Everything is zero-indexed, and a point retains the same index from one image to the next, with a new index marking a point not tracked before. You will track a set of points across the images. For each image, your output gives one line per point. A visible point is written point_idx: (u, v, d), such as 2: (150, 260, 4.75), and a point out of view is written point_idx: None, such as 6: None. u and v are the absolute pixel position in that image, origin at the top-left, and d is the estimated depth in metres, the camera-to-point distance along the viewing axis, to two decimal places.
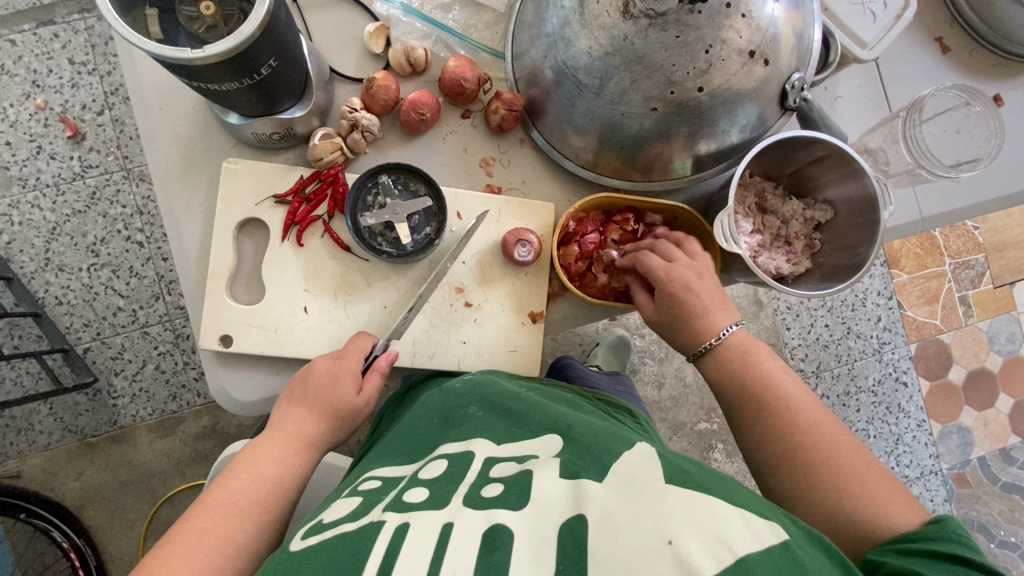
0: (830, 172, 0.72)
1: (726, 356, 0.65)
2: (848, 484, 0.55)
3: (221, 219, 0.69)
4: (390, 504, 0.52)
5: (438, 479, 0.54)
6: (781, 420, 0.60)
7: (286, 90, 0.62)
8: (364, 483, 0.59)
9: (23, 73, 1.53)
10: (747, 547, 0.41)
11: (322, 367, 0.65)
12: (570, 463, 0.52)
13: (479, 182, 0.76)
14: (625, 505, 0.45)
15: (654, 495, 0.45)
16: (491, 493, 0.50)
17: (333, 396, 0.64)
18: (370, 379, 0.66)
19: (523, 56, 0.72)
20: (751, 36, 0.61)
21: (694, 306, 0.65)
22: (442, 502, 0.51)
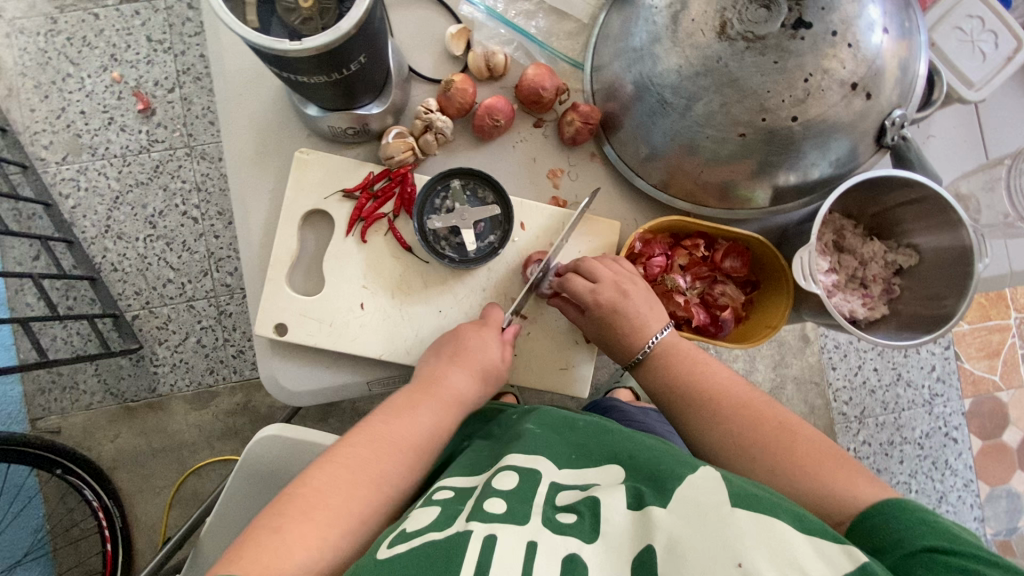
0: (921, 217, 0.68)
1: (662, 364, 0.65)
2: (795, 468, 0.56)
3: (289, 208, 0.69)
4: (471, 513, 0.50)
5: (513, 492, 0.52)
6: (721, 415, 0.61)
7: (368, 86, 0.62)
8: (436, 493, 0.56)
9: (103, 46, 1.60)
10: (818, 572, 0.43)
11: (449, 365, 0.64)
12: (635, 492, 0.50)
13: (545, 193, 0.75)
14: (691, 534, 0.45)
15: (719, 518, 0.46)
16: (567, 519, 0.49)
17: (445, 387, 0.64)
18: (478, 382, 0.65)
19: (604, 68, 0.70)
20: (855, 68, 0.58)
21: (626, 324, 0.65)
22: (524, 517, 0.49)
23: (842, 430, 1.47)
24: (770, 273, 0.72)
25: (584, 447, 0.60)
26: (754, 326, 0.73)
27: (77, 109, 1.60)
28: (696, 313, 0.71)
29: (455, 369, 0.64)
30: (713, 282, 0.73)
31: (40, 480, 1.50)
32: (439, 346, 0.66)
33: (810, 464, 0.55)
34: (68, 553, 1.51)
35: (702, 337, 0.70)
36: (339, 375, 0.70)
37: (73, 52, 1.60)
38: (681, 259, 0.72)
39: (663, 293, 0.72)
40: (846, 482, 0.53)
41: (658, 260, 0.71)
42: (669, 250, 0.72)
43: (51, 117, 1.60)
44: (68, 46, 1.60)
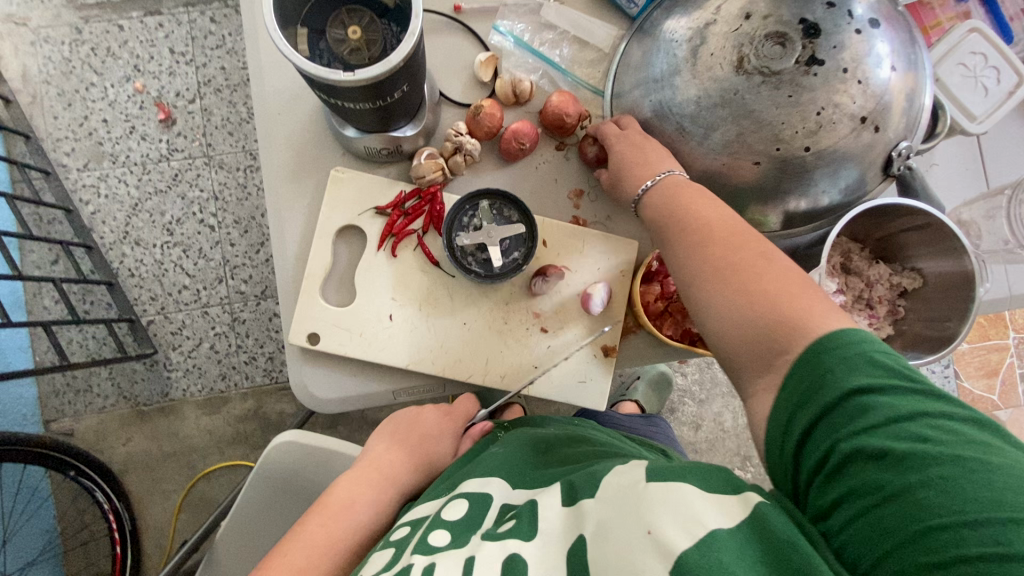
0: (924, 243, 0.72)
1: (660, 198, 0.64)
2: (779, 298, 0.50)
3: (323, 223, 0.72)
4: (415, 548, 0.54)
5: (457, 523, 0.56)
6: (704, 243, 0.57)
7: (404, 111, 0.65)
8: (395, 532, 0.61)
9: (127, 57, 1.64)
10: (716, 522, 0.42)
11: (396, 451, 0.74)
12: (566, 488, 0.54)
13: (566, 213, 0.78)
14: (614, 519, 0.47)
15: (637, 494, 0.47)
16: (505, 528, 0.52)
17: (385, 472, 0.71)
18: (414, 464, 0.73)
19: (625, 96, 0.74)
20: (864, 102, 0.61)
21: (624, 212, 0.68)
22: (462, 542, 0.53)
23: None
24: None
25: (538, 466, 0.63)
26: None
27: (100, 118, 1.64)
28: None
29: (399, 454, 0.73)
30: None
31: (53, 482, 1.52)
32: (392, 430, 0.77)
33: (796, 300, 0.49)
34: (78, 556, 1.52)
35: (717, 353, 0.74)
36: (368, 384, 0.73)
37: (98, 63, 1.64)
38: None
39: (679, 310, 0.76)
40: (829, 318, 0.47)
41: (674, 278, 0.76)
42: None
43: (74, 125, 1.64)
44: (93, 56, 1.64)
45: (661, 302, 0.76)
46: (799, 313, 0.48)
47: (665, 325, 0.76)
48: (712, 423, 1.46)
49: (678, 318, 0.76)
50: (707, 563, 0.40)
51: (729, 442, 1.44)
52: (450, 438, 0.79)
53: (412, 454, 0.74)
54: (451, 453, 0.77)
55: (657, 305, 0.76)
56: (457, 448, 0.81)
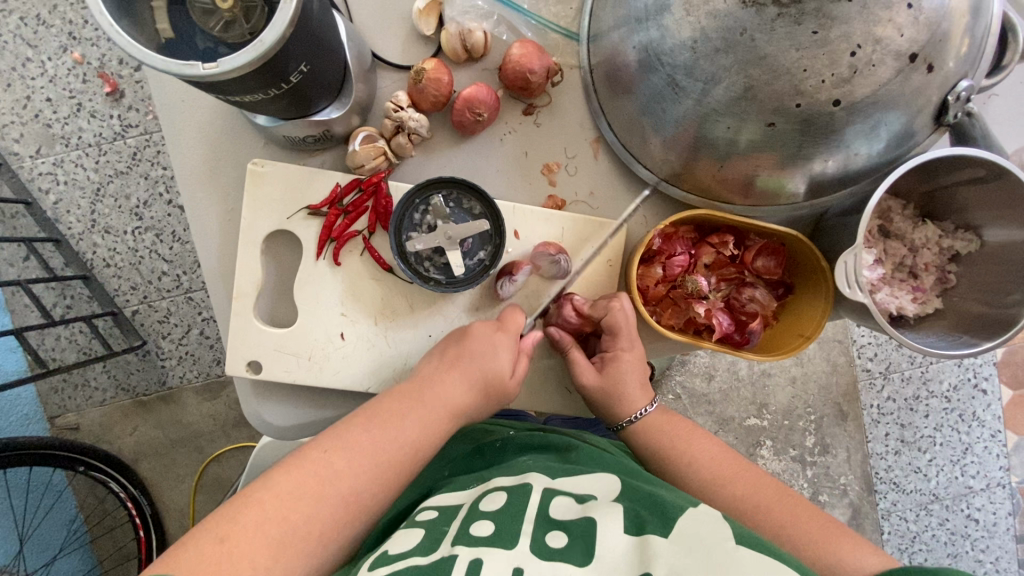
0: (988, 203, 0.59)
1: (647, 435, 0.63)
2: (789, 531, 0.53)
3: (251, 231, 0.61)
4: (456, 537, 0.49)
5: (500, 513, 0.51)
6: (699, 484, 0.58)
7: (322, 88, 0.52)
8: (419, 514, 0.55)
9: (59, 24, 1.47)
10: None
11: (487, 336, 0.59)
12: (632, 513, 0.49)
13: (540, 193, 0.65)
14: (694, 566, 0.43)
15: (726, 562, 0.43)
16: (556, 542, 0.47)
17: (486, 366, 0.58)
18: (521, 360, 0.61)
19: (604, 39, 0.59)
20: (915, 34, 0.46)
21: (614, 391, 0.62)
22: (512, 543, 0.48)
23: (866, 386, 1.38)
24: (805, 273, 0.63)
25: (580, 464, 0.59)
26: (784, 332, 0.65)
27: (43, 97, 1.49)
28: (720, 320, 0.62)
29: (496, 346, 0.59)
30: (741, 285, 0.64)
31: (66, 476, 1.53)
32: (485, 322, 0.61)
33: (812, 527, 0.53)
34: (104, 542, 1.56)
35: (729, 348, 0.61)
36: (327, 408, 0.65)
37: (29, 33, 1.47)
38: (706, 257, 0.62)
39: (682, 297, 0.63)
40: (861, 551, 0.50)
41: (679, 259, 0.62)
42: (692, 246, 0.63)
43: (17, 107, 1.50)
44: (23, 26, 1.47)
45: (662, 286, 0.64)
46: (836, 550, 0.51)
47: (665, 314, 0.64)
48: (726, 373, 1.37)
49: (680, 306, 0.64)
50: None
51: (744, 392, 1.36)
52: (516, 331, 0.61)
53: (519, 347, 0.61)
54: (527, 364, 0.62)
55: (657, 290, 0.64)
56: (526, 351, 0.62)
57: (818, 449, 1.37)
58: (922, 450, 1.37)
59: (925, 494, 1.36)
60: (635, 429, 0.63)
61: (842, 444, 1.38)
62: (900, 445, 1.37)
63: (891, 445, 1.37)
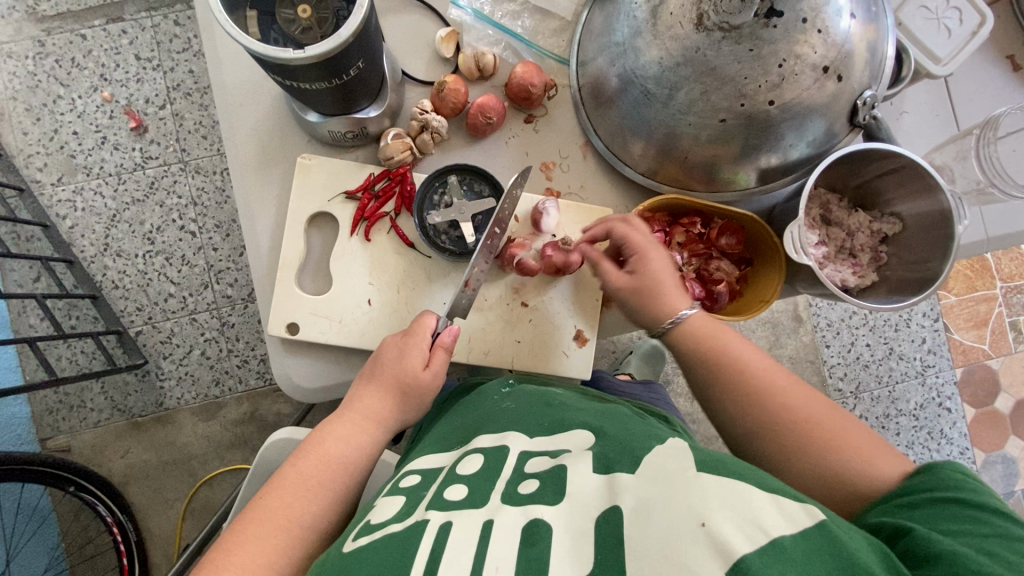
0: (901, 187, 0.72)
1: (691, 335, 0.66)
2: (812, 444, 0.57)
3: (294, 212, 0.72)
4: (430, 503, 0.53)
5: (476, 476, 0.55)
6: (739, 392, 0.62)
7: (365, 89, 0.64)
8: (404, 479, 0.61)
9: (92, 67, 1.61)
10: (779, 529, 0.42)
11: (389, 353, 0.67)
12: (603, 457, 0.53)
13: (539, 186, 0.78)
14: (659, 497, 0.46)
15: (686, 481, 0.47)
16: (528, 489, 0.51)
17: (397, 370, 0.66)
18: (435, 356, 0.67)
19: (589, 63, 0.74)
20: (826, 51, 0.61)
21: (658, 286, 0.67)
22: (481, 501, 0.51)
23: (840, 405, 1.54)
24: (763, 251, 0.75)
25: (555, 421, 0.62)
26: (749, 301, 0.76)
27: (70, 131, 1.61)
28: (692, 287, 0.74)
29: (398, 358, 0.67)
30: (708, 259, 0.76)
31: (53, 499, 1.50)
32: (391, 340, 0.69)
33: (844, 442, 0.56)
34: (85, 570, 1.52)
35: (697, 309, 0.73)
36: (353, 370, 0.73)
37: (64, 74, 1.61)
38: (678, 236, 0.75)
39: None
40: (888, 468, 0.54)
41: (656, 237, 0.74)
42: (667, 227, 0.75)
43: (44, 140, 1.61)
44: (58, 68, 1.61)
45: None
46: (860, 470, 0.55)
47: None
48: None
49: None
50: (770, 565, 0.39)
51: None
52: (417, 346, 0.67)
53: (429, 347, 0.68)
54: (431, 370, 0.67)
55: None
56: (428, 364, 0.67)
57: None
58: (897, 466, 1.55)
59: None
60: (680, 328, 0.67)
61: None
62: None
63: None
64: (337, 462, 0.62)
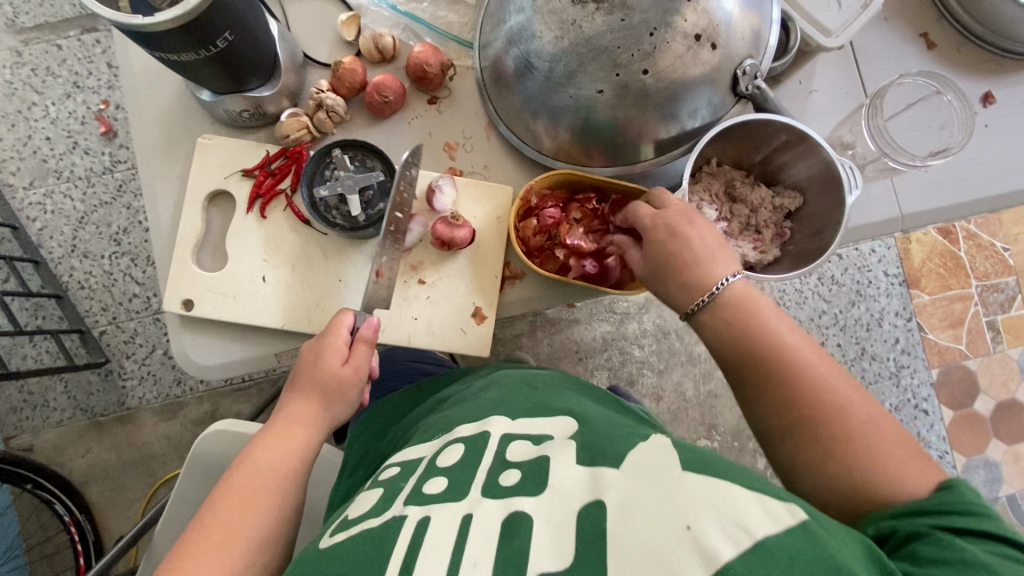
0: (796, 159, 0.72)
1: (727, 311, 0.60)
2: (880, 452, 0.50)
3: (192, 190, 0.73)
4: (409, 497, 0.55)
5: (453, 467, 0.57)
6: (769, 370, 0.56)
7: (250, 65, 0.65)
8: (385, 472, 0.63)
9: (65, 75, 1.64)
10: (764, 529, 0.40)
11: (307, 359, 0.67)
12: (587, 450, 0.53)
13: (442, 165, 0.78)
14: (642, 493, 0.45)
15: (673, 480, 0.45)
16: (508, 482, 0.52)
17: (317, 374, 0.66)
18: (353, 351, 0.67)
19: (486, 43, 0.75)
20: (697, 19, 0.61)
21: (683, 255, 0.62)
22: (459, 494, 0.52)
23: None
24: None
25: (530, 413, 0.64)
26: None
27: (43, 137, 1.65)
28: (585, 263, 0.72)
29: (316, 363, 0.67)
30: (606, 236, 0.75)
31: (12, 494, 1.51)
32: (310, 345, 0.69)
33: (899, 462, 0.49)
34: (42, 566, 1.53)
35: (589, 284, 0.71)
36: (249, 348, 0.73)
37: (38, 82, 1.65)
38: (574, 212, 0.74)
39: (555, 244, 0.74)
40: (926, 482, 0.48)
41: (550, 212, 0.73)
42: (563, 204, 0.75)
43: (18, 145, 1.65)
44: (32, 76, 1.65)
45: (540, 236, 0.74)
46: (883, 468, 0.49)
47: (546, 261, 0.75)
48: (674, 393, 1.44)
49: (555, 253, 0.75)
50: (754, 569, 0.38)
51: (692, 411, 1.43)
52: (333, 348, 0.66)
53: (346, 344, 0.67)
54: (350, 369, 0.67)
55: (537, 240, 0.74)
56: (347, 361, 0.67)
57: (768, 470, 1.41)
58: None
59: None
60: (714, 305, 0.60)
61: None
62: None
63: None
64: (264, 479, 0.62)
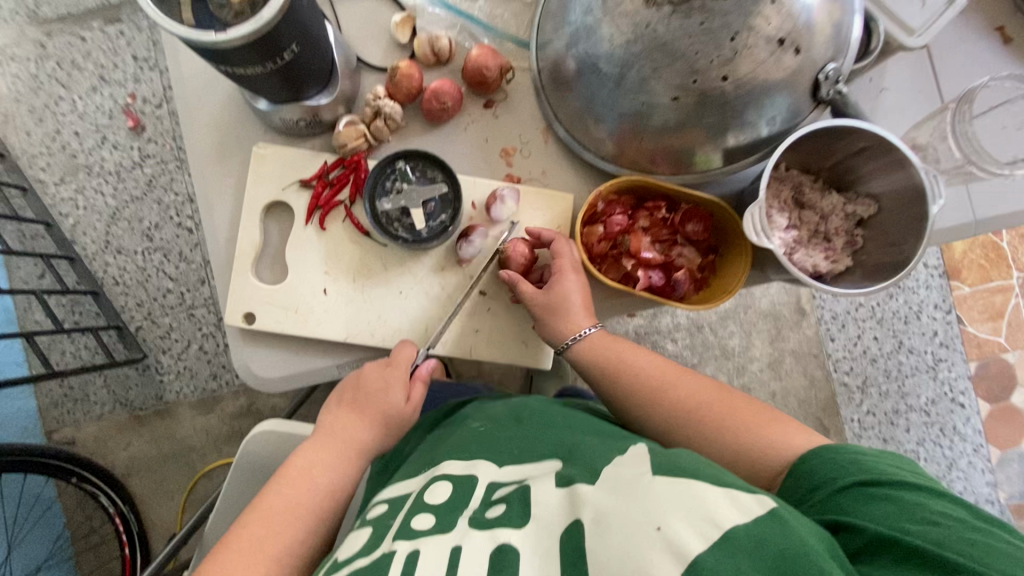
0: (875, 166, 0.68)
1: (588, 356, 0.69)
2: (734, 427, 0.59)
3: (249, 201, 0.72)
4: (398, 532, 0.58)
5: (442, 505, 0.60)
6: (645, 398, 0.65)
7: (310, 75, 0.63)
8: (372, 510, 0.65)
9: (91, 68, 1.58)
10: (730, 521, 0.45)
11: (366, 385, 0.68)
12: (564, 474, 0.57)
13: (499, 172, 0.76)
14: (613, 507, 0.50)
15: (641, 487, 0.50)
16: (495, 513, 0.56)
17: (384, 401, 0.68)
18: (415, 387, 0.70)
19: (546, 43, 0.72)
20: (781, 23, 0.57)
21: (564, 304, 0.68)
22: (449, 525, 0.56)
23: (845, 401, 1.49)
24: (731, 238, 0.72)
25: (523, 445, 0.66)
26: (713, 291, 0.73)
27: (71, 131, 1.60)
28: (651, 274, 0.70)
29: (383, 389, 0.68)
30: (672, 246, 0.73)
31: (57, 488, 1.53)
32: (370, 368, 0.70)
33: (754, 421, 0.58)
34: (88, 556, 1.54)
35: (656, 297, 0.69)
36: (311, 360, 0.73)
37: (63, 76, 1.59)
38: (641, 220, 0.71)
39: (620, 253, 0.72)
40: (788, 432, 0.56)
41: (618, 219, 0.71)
42: (630, 211, 0.72)
43: (46, 140, 1.61)
44: (57, 70, 1.59)
45: (605, 244, 0.72)
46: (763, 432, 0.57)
47: (609, 269, 0.72)
48: None
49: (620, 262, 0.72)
50: (722, 563, 0.43)
51: None
52: (399, 383, 0.68)
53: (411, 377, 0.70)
54: (411, 406, 0.69)
55: (601, 247, 0.72)
56: (409, 398, 0.70)
57: None
58: None
59: None
60: (580, 347, 0.69)
61: None
62: None
63: None
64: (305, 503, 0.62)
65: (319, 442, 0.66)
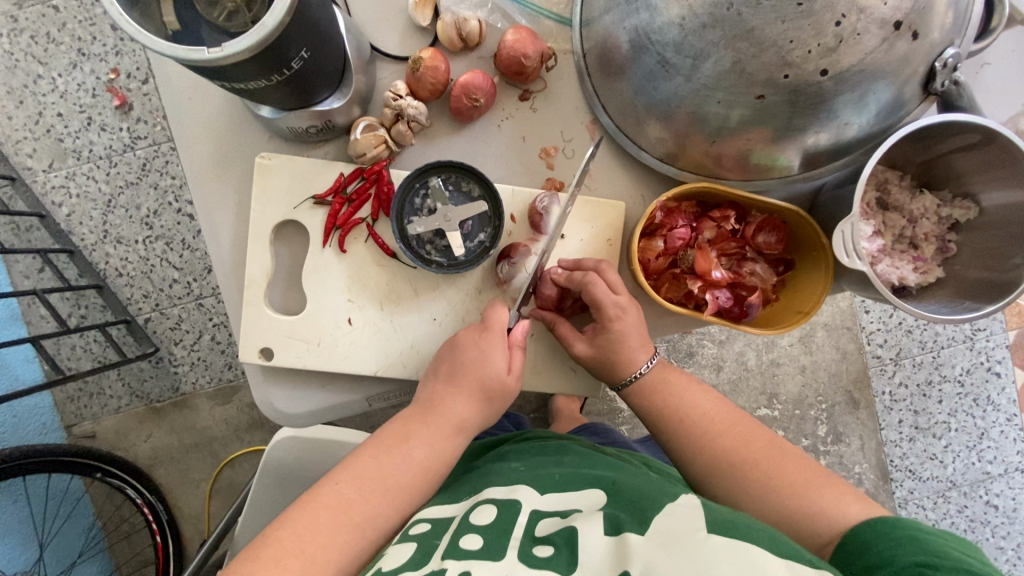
0: (985, 168, 0.59)
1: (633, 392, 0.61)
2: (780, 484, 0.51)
3: (257, 221, 0.63)
4: (446, 551, 0.45)
5: (490, 527, 0.47)
6: (691, 443, 0.56)
7: (322, 78, 0.53)
8: (413, 528, 0.52)
9: (68, 41, 1.32)
10: None
11: (467, 351, 0.58)
12: (614, 516, 0.46)
13: (539, 176, 0.66)
14: (671, 561, 0.39)
15: (699, 547, 0.39)
16: (545, 551, 0.43)
17: (483, 369, 0.58)
18: (515, 354, 0.60)
19: (594, 22, 0.60)
20: (899, 1, 0.46)
21: (621, 343, 0.60)
22: (499, 552, 0.44)
23: (876, 374, 1.26)
24: (804, 249, 0.64)
25: (571, 477, 0.54)
26: (784, 309, 0.66)
27: (54, 112, 1.34)
28: (716, 294, 0.64)
29: (485, 354, 0.58)
30: (741, 260, 0.65)
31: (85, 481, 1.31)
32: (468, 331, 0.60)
33: (797, 478, 0.51)
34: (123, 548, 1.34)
35: (726, 321, 0.62)
36: (338, 395, 0.67)
37: (39, 51, 1.32)
38: (707, 231, 0.64)
39: (681, 271, 0.65)
40: (846, 501, 0.48)
41: (681, 232, 0.63)
42: (694, 220, 0.64)
43: (30, 123, 1.34)
44: (33, 45, 1.32)
45: (663, 260, 0.65)
46: (815, 497, 0.49)
47: (665, 287, 0.66)
48: (735, 363, 1.26)
49: (680, 281, 0.65)
50: None
51: (754, 381, 1.25)
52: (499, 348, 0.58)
53: (510, 341, 0.60)
54: (512, 376, 0.59)
55: (658, 263, 0.65)
56: (510, 367, 0.59)
57: (830, 437, 1.26)
58: (937, 436, 1.25)
59: (942, 481, 1.25)
60: (636, 390, 0.61)
61: (855, 432, 1.26)
62: (915, 431, 1.25)
63: (906, 433, 1.26)
64: (388, 482, 0.54)
65: (409, 417, 0.57)
